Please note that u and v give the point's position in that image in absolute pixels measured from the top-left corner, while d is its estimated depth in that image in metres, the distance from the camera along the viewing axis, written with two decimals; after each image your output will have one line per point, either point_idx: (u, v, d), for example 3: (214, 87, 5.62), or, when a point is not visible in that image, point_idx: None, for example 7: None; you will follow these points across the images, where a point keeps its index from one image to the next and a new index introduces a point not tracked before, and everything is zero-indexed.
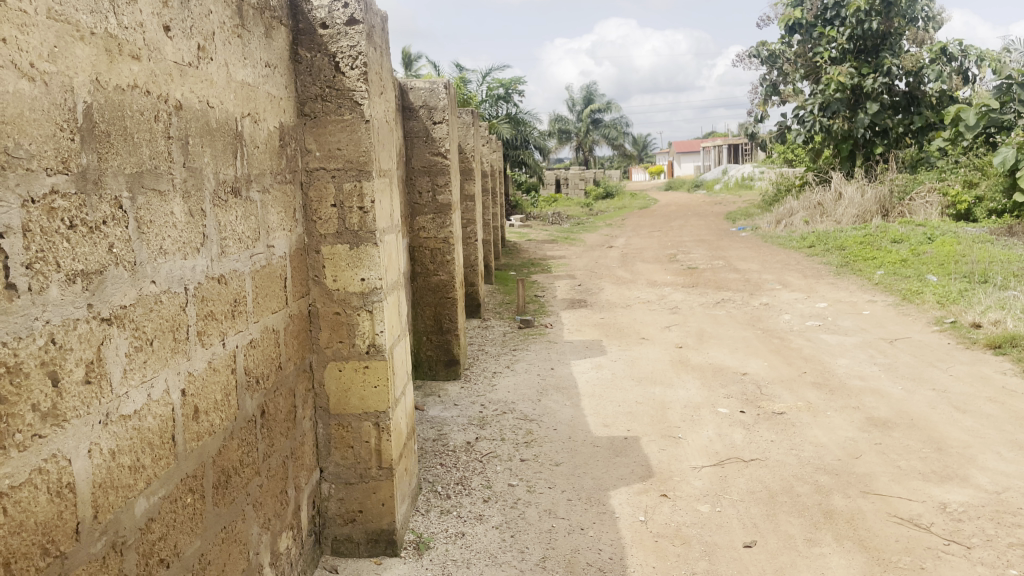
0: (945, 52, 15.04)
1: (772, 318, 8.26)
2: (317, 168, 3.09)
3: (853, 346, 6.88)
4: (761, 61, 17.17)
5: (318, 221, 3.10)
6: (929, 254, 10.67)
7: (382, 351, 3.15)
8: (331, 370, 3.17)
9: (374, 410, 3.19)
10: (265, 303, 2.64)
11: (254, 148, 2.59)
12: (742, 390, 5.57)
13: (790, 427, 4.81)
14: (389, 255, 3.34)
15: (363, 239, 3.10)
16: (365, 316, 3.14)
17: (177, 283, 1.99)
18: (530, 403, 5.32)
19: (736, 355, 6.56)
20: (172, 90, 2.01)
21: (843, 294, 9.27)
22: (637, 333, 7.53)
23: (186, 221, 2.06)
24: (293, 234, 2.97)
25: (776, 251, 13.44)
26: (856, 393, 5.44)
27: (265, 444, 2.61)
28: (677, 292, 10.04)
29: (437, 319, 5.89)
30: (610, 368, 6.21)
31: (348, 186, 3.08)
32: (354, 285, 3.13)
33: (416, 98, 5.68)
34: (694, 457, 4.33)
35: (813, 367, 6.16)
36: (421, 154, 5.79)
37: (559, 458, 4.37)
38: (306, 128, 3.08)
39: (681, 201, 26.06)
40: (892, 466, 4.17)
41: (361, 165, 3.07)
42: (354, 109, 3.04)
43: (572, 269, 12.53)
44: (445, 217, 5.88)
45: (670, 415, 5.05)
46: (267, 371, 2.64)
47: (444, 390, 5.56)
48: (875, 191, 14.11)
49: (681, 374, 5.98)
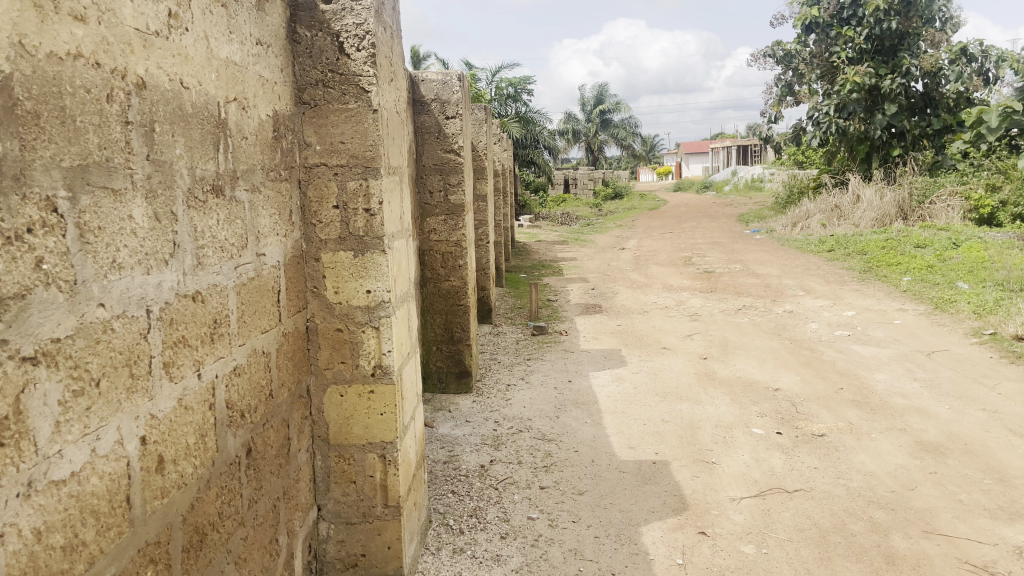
0: (966, 53, 14.67)
1: (798, 327, 7.83)
2: (317, 164, 2.69)
3: (889, 359, 6.46)
4: (776, 61, 16.69)
5: (318, 224, 2.71)
6: (956, 260, 10.22)
7: (390, 372, 2.76)
8: (332, 395, 2.79)
9: (380, 441, 2.79)
10: (254, 322, 2.25)
11: (242, 140, 2.19)
12: (776, 408, 5.16)
13: (833, 451, 4.40)
14: (398, 263, 2.93)
15: (369, 245, 2.70)
16: (370, 333, 2.74)
17: (136, 305, 1.61)
18: (548, 420, 4.92)
19: (765, 368, 6.15)
20: (133, 64, 1.62)
21: (871, 302, 8.84)
22: (658, 342, 7.12)
23: (150, 227, 1.67)
24: (288, 241, 2.58)
25: (795, 255, 13.01)
26: (900, 413, 5.02)
27: (250, 489, 2.21)
28: (695, 298, 9.63)
29: (447, 328, 5.50)
30: (632, 382, 5.79)
31: (352, 185, 2.68)
32: (358, 298, 2.73)
33: (428, 91, 5.28)
34: (732, 486, 3.93)
35: (850, 382, 5.73)
36: (433, 151, 5.38)
37: (582, 485, 3.96)
38: (305, 117, 2.68)
39: (692, 202, 25.60)
40: (953, 500, 3.76)
41: (368, 161, 2.68)
42: (361, 96, 2.66)
43: (585, 272, 12.12)
44: (457, 219, 5.46)
45: (701, 436, 4.65)
46: (255, 402, 2.25)
47: (455, 405, 5.18)
48: (894, 194, 13.66)
49: (709, 389, 5.56)
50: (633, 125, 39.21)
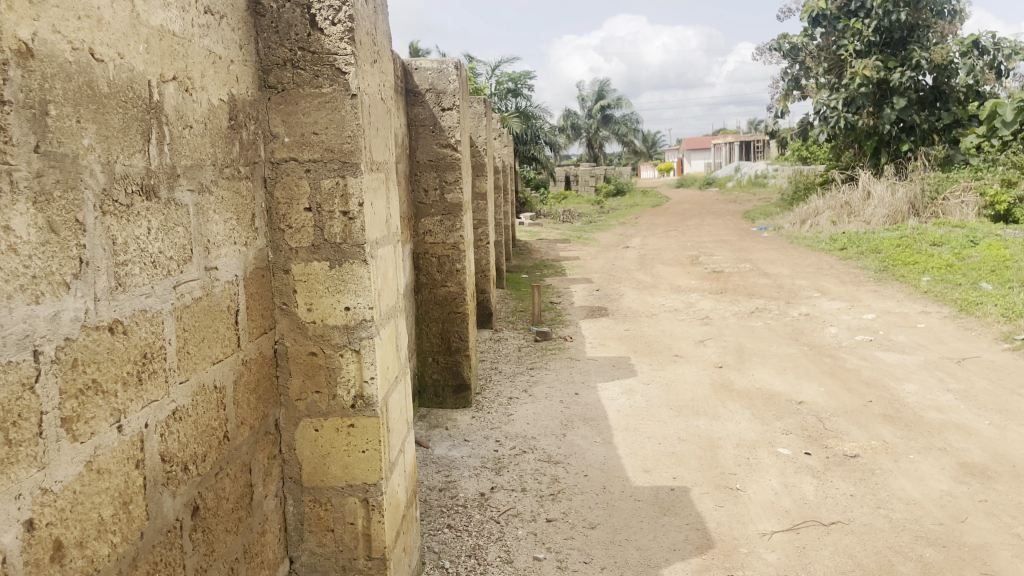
0: (977, 45, 14.20)
1: (816, 331, 7.42)
2: (286, 159, 2.29)
3: (917, 367, 6.04)
4: (782, 54, 16.25)
5: (287, 230, 2.31)
6: (976, 259, 9.80)
7: (373, 404, 2.35)
8: (305, 430, 2.38)
9: (362, 483, 2.38)
10: (201, 351, 1.84)
11: (184, 129, 1.78)
12: (802, 423, 4.76)
13: (869, 475, 3.99)
14: (383, 274, 2.52)
15: (348, 254, 2.29)
16: (349, 356, 2.33)
17: (15, 346, 1.21)
18: (553, 439, 4.51)
19: (785, 378, 5.74)
20: (12, 23, 1.22)
21: (890, 304, 8.42)
22: (668, 349, 6.71)
23: (40, 241, 1.27)
24: (250, 250, 2.17)
25: (805, 253, 12.59)
26: (937, 430, 4.61)
27: (198, 555, 1.81)
28: (705, 299, 9.20)
29: (444, 338, 5.10)
30: (644, 395, 5.36)
31: (327, 183, 2.28)
32: (335, 316, 2.32)
33: (422, 81, 4.85)
34: (761, 519, 3.53)
35: (879, 394, 5.31)
36: (428, 145, 4.95)
37: (594, 517, 3.56)
38: (271, 104, 2.28)
39: (694, 199, 25.14)
40: (1009, 534, 3.36)
41: (346, 155, 2.27)
42: (336, 79, 2.25)
43: (589, 272, 11.72)
44: (454, 219, 5.04)
45: (722, 457, 4.25)
46: (203, 449, 1.85)
47: (454, 422, 4.79)
48: (906, 189, 13.20)
49: (727, 402, 5.16)
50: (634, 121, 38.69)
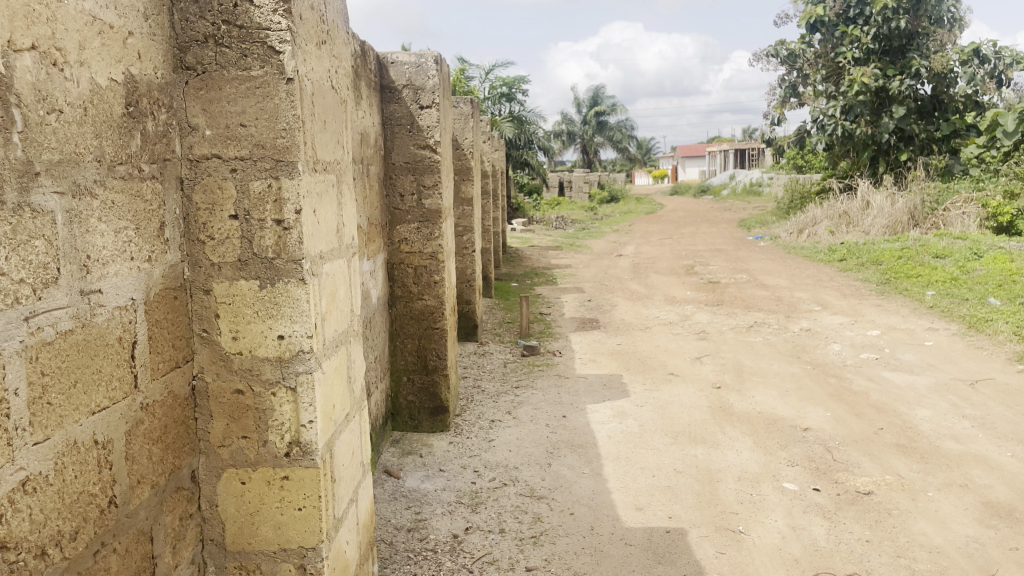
0: (978, 54, 13.84)
1: (818, 348, 7.04)
2: (207, 156, 1.88)
3: (929, 390, 5.66)
4: (780, 60, 15.88)
5: (208, 241, 1.90)
6: (981, 273, 9.46)
7: (311, 453, 1.94)
8: (229, 484, 1.98)
9: (297, 548, 1.98)
10: (71, 397, 1.43)
11: (49, 114, 1.39)
12: (807, 453, 4.38)
13: (885, 517, 3.60)
14: (329, 295, 2.10)
15: (281, 272, 1.88)
16: (283, 395, 1.93)
17: None
18: (537, 469, 4.10)
19: (789, 401, 5.34)
20: None
21: (895, 319, 8.05)
22: (663, 366, 6.32)
23: None
24: (158, 266, 1.77)
25: (803, 264, 12.21)
26: (956, 463, 4.23)
27: None
28: (701, 312, 8.81)
29: (420, 355, 4.70)
30: (636, 418, 4.96)
31: (257, 186, 1.88)
32: (266, 346, 1.91)
33: (399, 76, 4.45)
34: (767, 570, 3.13)
35: (890, 421, 4.92)
36: (404, 146, 4.53)
37: (578, 565, 3.15)
38: (189, 89, 1.87)
39: (689, 207, 24.83)
40: None
41: (280, 151, 1.86)
42: (268, 60, 1.84)
43: (580, 281, 11.33)
44: (433, 227, 4.61)
45: (723, 493, 3.86)
46: (75, 524, 1.45)
47: (429, 449, 4.40)
48: (906, 199, 12.83)
49: (726, 428, 4.77)
50: (630, 127, 38.31)
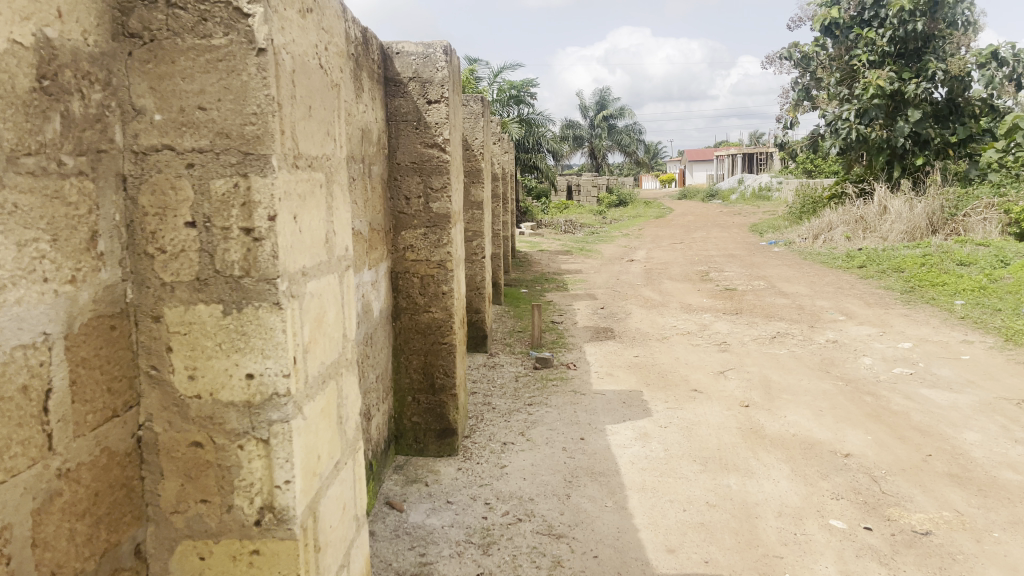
0: (996, 57, 13.20)
1: (849, 362, 6.61)
2: (158, 148, 1.49)
3: (974, 411, 5.23)
4: (794, 63, 15.46)
5: (160, 255, 1.50)
6: (1010, 281, 9.01)
7: (287, 521, 1.54)
8: (185, 558, 1.58)
9: None
10: None
11: None
12: (852, 483, 3.97)
13: (950, 563, 3.18)
14: (314, 320, 1.70)
15: (250, 294, 1.49)
16: (252, 449, 1.53)
17: None
18: (554, 503, 3.69)
19: (823, 422, 4.93)
20: None
21: (926, 331, 7.61)
22: (685, 381, 5.93)
23: None
24: (86, 288, 1.37)
25: (820, 271, 11.77)
26: (1020, 497, 3.81)
27: None
28: (720, 321, 8.40)
29: (425, 373, 4.31)
30: (661, 441, 4.55)
31: (219, 185, 1.48)
32: (231, 388, 1.51)
33: (403, 67, 4.07)
34: None
35: (938, 446, 4.50)
36: (408, 144, 4.13)
37: None
38: (134, 61, 1.47)
39: (699, 210, 24.41)
40: None
41: (250, 142, 1.47)
42: (234, 27, 1.44)
43: (591, 287, 10.92)
44: (440, 232, 4.20)
45: (763, 531, 3.44)
46: None
47: (435, 476, 4.00)
48: (925, 204, 12.38)
49: (760, 453, 4.36)
50: (637, 131, 37.91)
